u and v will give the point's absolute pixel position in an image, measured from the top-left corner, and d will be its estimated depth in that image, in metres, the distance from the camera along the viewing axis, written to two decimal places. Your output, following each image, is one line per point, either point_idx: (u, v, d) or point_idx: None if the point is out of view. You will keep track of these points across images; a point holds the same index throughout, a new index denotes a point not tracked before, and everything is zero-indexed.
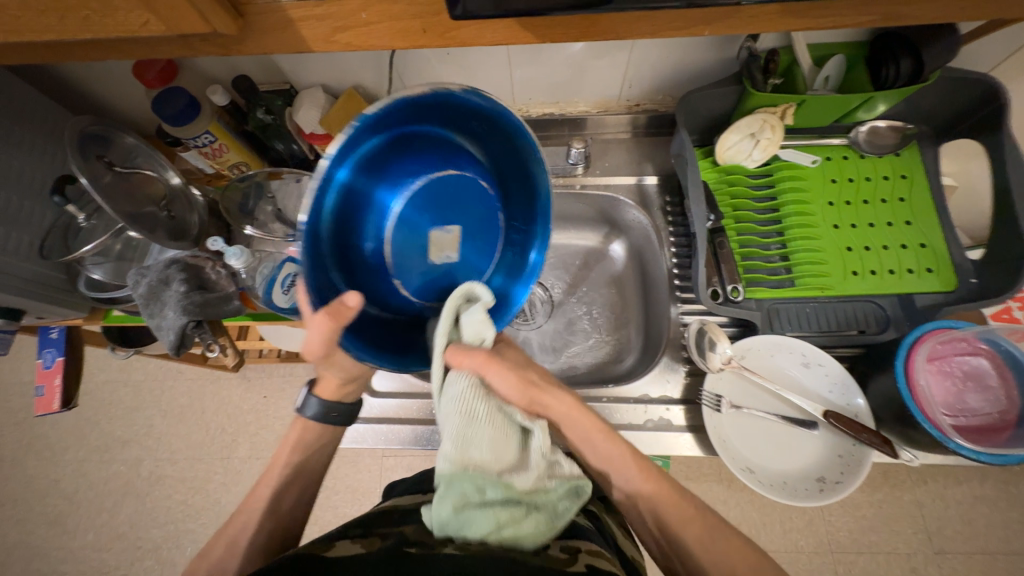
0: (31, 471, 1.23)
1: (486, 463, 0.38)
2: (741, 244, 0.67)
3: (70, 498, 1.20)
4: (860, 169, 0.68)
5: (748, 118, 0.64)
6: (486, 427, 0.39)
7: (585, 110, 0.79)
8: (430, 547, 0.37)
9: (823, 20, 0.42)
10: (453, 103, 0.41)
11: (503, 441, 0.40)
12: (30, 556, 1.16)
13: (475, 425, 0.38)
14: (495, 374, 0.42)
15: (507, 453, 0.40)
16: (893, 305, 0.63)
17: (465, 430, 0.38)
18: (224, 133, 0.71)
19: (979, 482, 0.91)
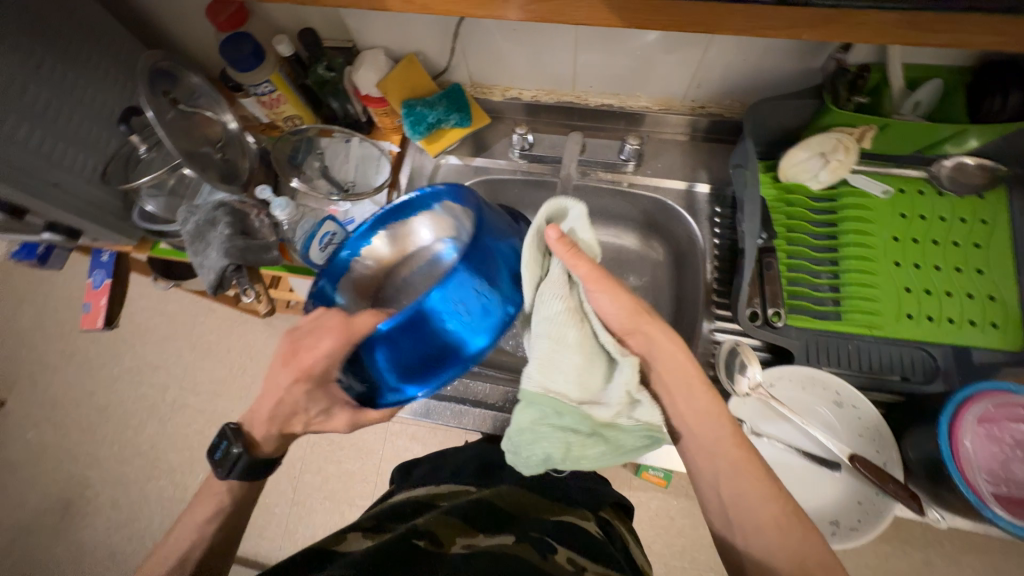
0: (71, 379, 1.32)
1: (558, 390, 0.44)
2: (789, 268, 0.64)
3: (100, 410, 1.29)
4: (935, 207, 0.63)
5: (820, 136, 0.60)
6: (570, 353, 0.44)
7: (645, 106, 0.76)
8: (437, 546, 0.39)
9: (942, 35, 0.37)
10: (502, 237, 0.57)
11: (585, 374, 0.44)
12: (60, 457, 1.26)
13: (561, 353, 0.44)
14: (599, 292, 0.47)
15: (583, 385, 0.45)
16: (945, 356, 0.59)
17: (568, 358, 0.44)
18: (284, 84, 0.72)
19: (1000, 555, 0.86)
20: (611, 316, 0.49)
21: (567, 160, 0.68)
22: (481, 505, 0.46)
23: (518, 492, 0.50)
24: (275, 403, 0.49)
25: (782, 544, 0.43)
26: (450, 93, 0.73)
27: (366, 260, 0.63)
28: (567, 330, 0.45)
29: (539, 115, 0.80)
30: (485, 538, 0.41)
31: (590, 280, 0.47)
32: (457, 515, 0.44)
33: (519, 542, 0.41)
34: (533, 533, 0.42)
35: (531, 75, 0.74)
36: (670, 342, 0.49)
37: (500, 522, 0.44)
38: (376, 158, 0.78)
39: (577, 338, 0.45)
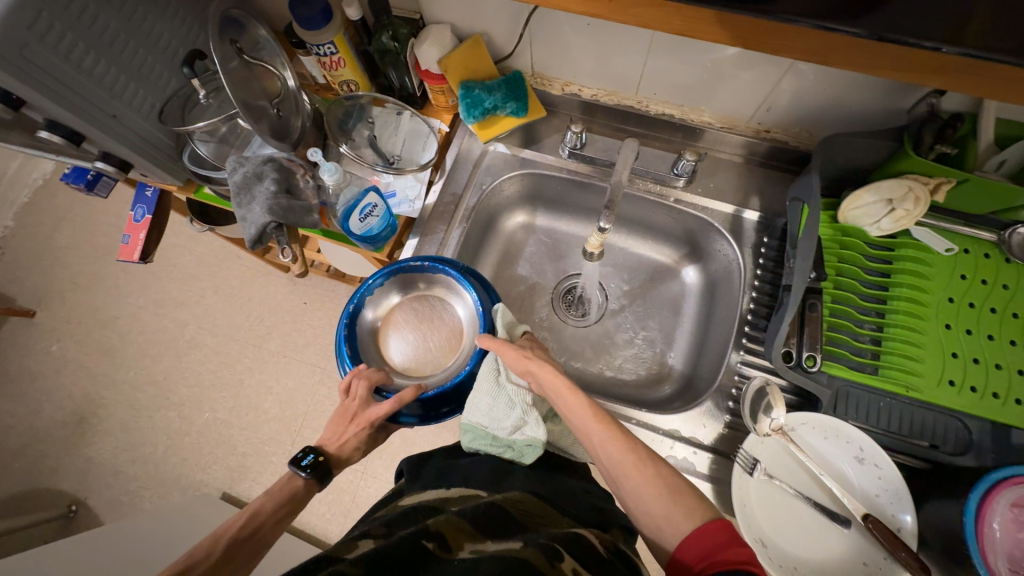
0: (99, 301, 1.37)
1: (479, 420, 0.58)
2: (831, 313, 0.61)
3: (122, 336, 1.33)
4: (1000, 274, 0.60)
5: (892, 182, 0.57)
6: (482, 393, 0.59)
7: (707, 121, 0.73)
8: (445, 550, 0.41)
9: None
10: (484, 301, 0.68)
11: (494, 410, 0.58)
12: (80, 374, 1.31)
13: (479, 395, 0.59)
14: (500, 351, 0.59)
15: (495, 416, 0.58)
16: (982, 431, 0.56)
17: (480, 397, 0.59)
18: (346, 48, 0.71)
19: None
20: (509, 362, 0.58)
21: (620, 168, 0.65)
22: (490, 510, 0.47)
23: (522, 493, 0.51)
24: (344, 440, 0.61)
25: (669, 527, 0.44)
26: (511, 80, 0.72)
27: (368, 312, 0.68)
28: (482, 381, 0.60)
29: (595, 114, 0.78)
30: (493, 544, 0.42)
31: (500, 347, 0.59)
32: (468, 519, 0.45)
33: (527, 547, 0.41)
34: (541, 539, 0.42)
35: (595, 73, 0.72)
36: (557, 379, 0.55)
37: (509, 528, 0.44)
38: (424, 135, 0.78)
39: (489, 386, 0.59)
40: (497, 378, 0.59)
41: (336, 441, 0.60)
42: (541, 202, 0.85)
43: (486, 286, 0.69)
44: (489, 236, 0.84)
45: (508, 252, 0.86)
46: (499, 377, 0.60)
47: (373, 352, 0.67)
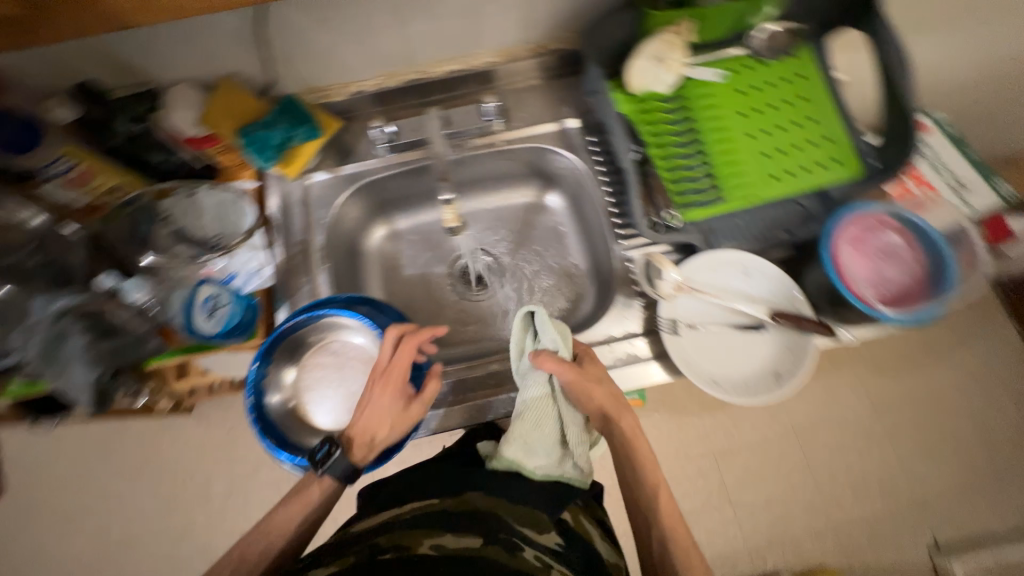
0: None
1: (526, 447, 0.60)
2: (670, 170, 0.68)
3: None
4: (764, 77, 0.71)
5: (652, 42, 0.64)
6: (537, 422, 0.60)
7: (490, 60, 0.74)
8: (404, 553, 0.48)
9: None
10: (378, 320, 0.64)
11: (543, 436, 0.60)
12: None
13: (533, 427, 0.60)
14: (564, 377, 0.59)
15: (544, 444, 0.60)
16: (811, 200, 0.68)
17: (536, 423, 0.60)
18: (87, 155, 0.61)
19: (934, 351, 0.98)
20: (573, 386, 0.60)
21: (435, 137, 0.64)
22: (442, 513, 0.54)
23: (468, 492, 0.57)
24: (365, 428, 0.57)
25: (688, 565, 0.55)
26: (286, 107, 0.67)
27: (273, 396, 0.61)
28: (536, 410, 0.61)
29: (390, 102, 0.76)
30: (453, 538, 0.50)
31: (565, 372, 0.59)
32: (425, 523, 0.52)
33: (487, 543, 0.50)
34: (500, 534, 0.51)
35: (364, 62, 0.69)
36: (617, 412, 0.60)
37: (465, 521, 0.52)
38: (232, 202, 0.70)
39: (544, 417, 0.61)
40: (552, 401, 0.61)
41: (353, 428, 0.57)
42: (389, 207, 0.82)
43: (370, 297, 0.64)
44: (358, 262, 0.80)
45: (387, 268, 0.83)
46: (551, 397, 0.61)
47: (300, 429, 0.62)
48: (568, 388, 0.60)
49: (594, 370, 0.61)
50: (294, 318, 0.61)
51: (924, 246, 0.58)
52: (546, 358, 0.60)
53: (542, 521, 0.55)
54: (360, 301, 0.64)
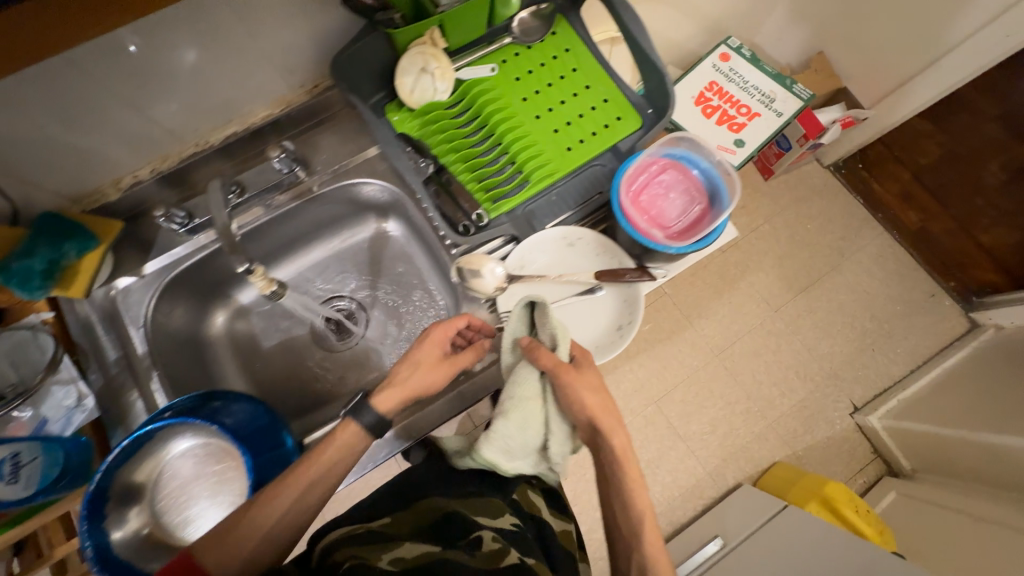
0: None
1: (513, 445, 0.60)
2: (471, 171, 0.69)
3: None
4: (533, 59, 0.74)
5: (408, 57, 0.65)
6: (529, 424, 0.60)
7: (268, 113, 0.72)
8: (365, 562, 0.46)
9: None
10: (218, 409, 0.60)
11: (531, 435, 0.60)
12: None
13: (518, 428, 0.59)
14: (562, 374, 0.58)
15: (532, 442, 0.61)
16: (609, 160, 0.72)
17: (530, 421, 0.60)
18: None
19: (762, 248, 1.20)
20: (570, 385, 0.58)
21: (215, 209, 0.60)
22: (398, 527, 0.53)
23: (429, 500, 0.59)
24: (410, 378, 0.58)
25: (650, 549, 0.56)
26: (41, 227, 0.60)
27: (117, 532, 0.55)
28: (529, 413, 0.59)
29: (179, 183, 0.72)
30: (409, 548, 0.49)
31: (559, 370, 0.58)
32: (381, 541, 0.50)
33: (447, 548, 0.50)
34: (459, 541, 0.52)
35: (121, 151, 0.65)
36: (604, 406, 0.58)
37: (419, 533, 0.53)
38: (30, 340, 0.61)
39: (533, 419, 0.60)
40: (544, 403, 0.60)
41: (401, 380, 0.58)
42: (221, 289, 0.77)
43: (211, 392, 0.60)
44: (205, 355, 0.75)
45: (244, 348, 0.78)
46: (542, 398, 0.60)
47: (157, 555, 0.56)
48: (558, 387, 0.58)
49: (587, 378, 0.59)
50: (120, 446, 0.55)
51: (699, 175, 0.65)
52: (540, 352, 0.59)
53: (497, 508, 0.59)
54: (200, 400, 0.60)
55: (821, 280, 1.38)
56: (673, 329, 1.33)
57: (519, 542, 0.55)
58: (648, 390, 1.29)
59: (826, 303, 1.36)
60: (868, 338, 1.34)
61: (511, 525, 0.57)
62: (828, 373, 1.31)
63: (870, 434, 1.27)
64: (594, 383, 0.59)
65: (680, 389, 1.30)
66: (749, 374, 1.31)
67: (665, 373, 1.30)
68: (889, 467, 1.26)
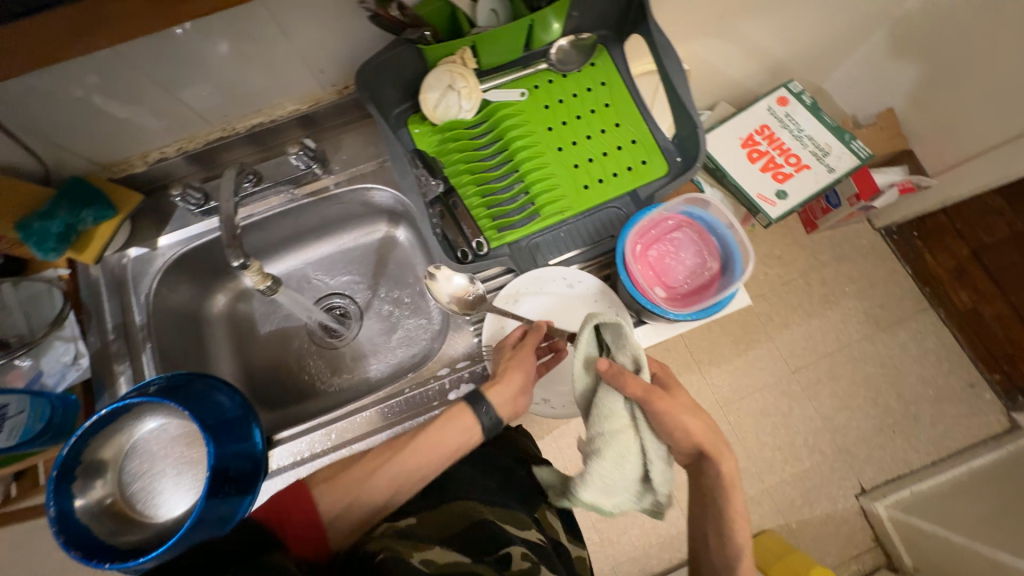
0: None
1: (609, 490, 0.49)
2: (481, 196, 0.68)
3: None
4: (565, 89, 0.71)
5: (435, 74, 0.64)
6: (622, 463, 0.49)
7: (297, 108, 0.73)
8: (397, 557, 0.40)
9: None
10: (194, 387, 0.62)
11: (626, 478, 0.50)
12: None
13: (616, 469, 0.49)
14: (656, 397, 0.50)
15: (627, 489, 0.50)
16: (627, 204, 0.70)
17: (625, 456, 0.50)
18: None
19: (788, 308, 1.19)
20: (665, 408, 0.50)
21: (224, 199, 0.61)
22: (430, 529, 0.47)
23: (465, 500, 0.53)
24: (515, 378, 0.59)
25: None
26: (67, 191, 0.63)
27: (81, 498, 0.56)
28: (623, 448, 0.50)
29: (204, 163, 0.74)
30: (442, 552, 0.42)
31: (648, 393, 0.51)
32: (414, 538, 0.44)
33: (478, 563, 0.44)
34: (488, 555, 0.46)
35: (153, 128, 0.67)
36: (705, 425, 0.52)
37: (449, 539, 0.46)
38: (46, 292, 0.66)
39: (630, 455, 0.50)
40: (638, 430, 0.51)
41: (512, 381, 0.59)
42: (227, 270, 0.79)
43: (196, 374, 0.62)
44: (202, 332, 0.77)
45: (241, 330, 0.80)
46: (635, 425, 0.51)
47: (114, 527, 0.57)
48: (659, 412, 0.51)
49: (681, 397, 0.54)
50: (96, 414, 0.57)
51: (714, 237, 0.61)
52: (629, 375, 0.51)
53: (524, 521, 0.53)
54: (186, 379, 0.62)
55: (849, 348, 1.29)
56: (680, 372, 1.28)
57: (546, 562, 0.49)
58: None
59: (850, 374, 1.27)
60: (891, 418, 1.24)
61: (536, 540, 0.52)
62: (839, 448, 1.23)
63: (874, 521, 1.17)
64: (688, 401, 0.53)
65: None
66: (753, 433, 1.24)
67: None
68: (890, 560, 1.17)
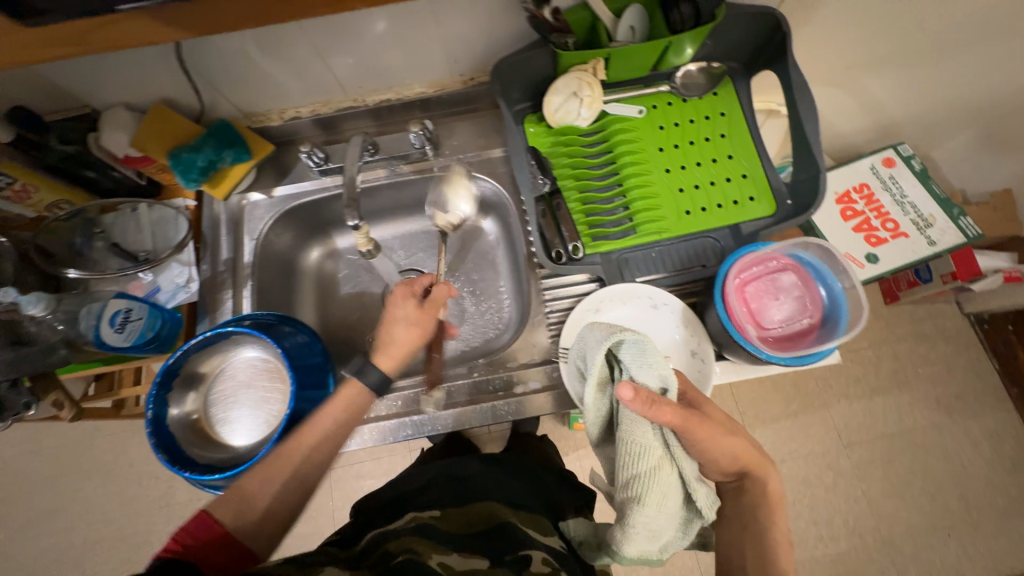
0: (11, 515, 1.31)
1: (651, 540, 0.45)
2: (583, 203, 0.69)
3: (29, 566, 1.27)
4: (684, 113, 0.71)
5: (565, 79, 0.66)
6: (656, 501, 0.44)
7: (423, 90, 0.77)
8: (416, 559, 0.43)
9: None
10: (282, 329, 0.65)
11: (668, 516, 0.45)
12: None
13: (659, 514, 0.44)
14: (692, 422, 0.46)
15: (668, 528, 0.46)
16: (726, 237, 0.68)
17: (663, 491, 0.45)
18: (27, 172, 0.65)
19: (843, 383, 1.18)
20: (705, 434, 0.46)
21: (349, 164, 0.65)
22: (455, 532, 0.51)
23: (493, 504, 0.57)
24: (402, 332, 0.61)
25: None
26: (216, 131, 0.70)
27: (175, 408, 0.62)
28: (662, 487, 0.45)
29: (329, 127, 0.79)
30: (459, 559, 0.45)
31: (687, 422, 0.45)
32: (436, 539, 0.47)
33: (494, 564, 0.46)
34: (508, 555, 0.47)
35: (298, 89, 0.72)
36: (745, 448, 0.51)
37: (469, 539, 0.50)
38: (172, 217, 0.73)
39: (670, 490, 0.45)
40: (673, 461, 0.46)
41: (394, 338, 0.60)
42: (324, 229, 0.85)
43: (284, 316, 0.65)
44: (293, 281, 0.82)
45: (324, 286, 0.85)
46: (669, 455, 0.46)
47: (196, 443, 0.62)
48: (699, 437, 0.47)
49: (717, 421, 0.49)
50: (201, 335, 0.61)
51: (821, 285, 0.60)
52: (660, 403, 0.43)
53: (546, 529, 0.56)
54: (275, 321, 0.65)
55: (912, 435, 1.20)
56: None
57: (566, 565, 0.51)
58: None
59: (910, 463, 1.18)
60: (949, 521, 1.14)
61: (558, 547, 0.53)
62: (883, 539, 1.14)
63: None
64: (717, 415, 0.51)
65: None
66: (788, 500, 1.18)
67: None
68: None
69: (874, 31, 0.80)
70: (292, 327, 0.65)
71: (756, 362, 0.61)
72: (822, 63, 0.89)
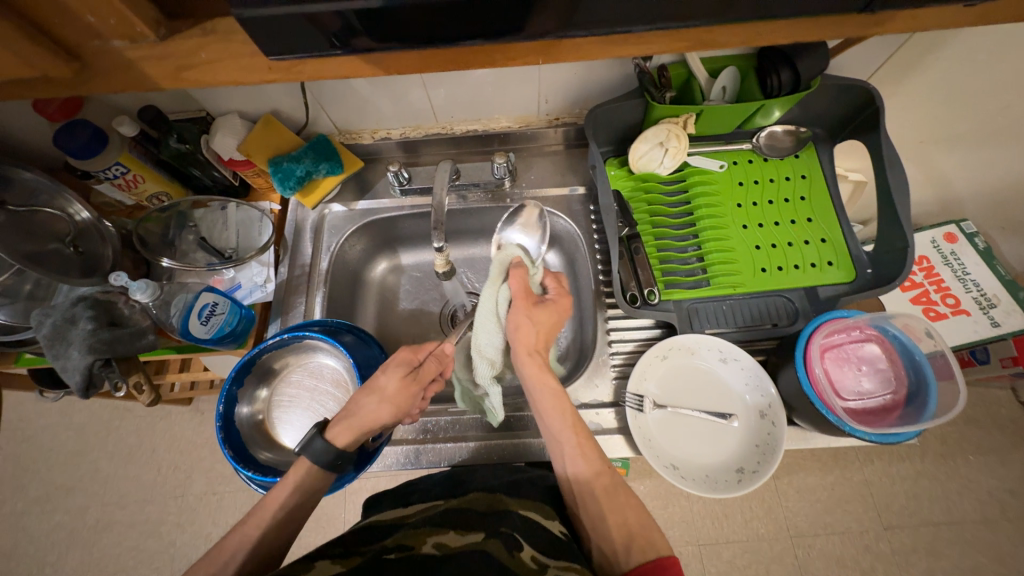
0: (26, 487, 1.31)
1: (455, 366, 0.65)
2: (658, 249, 0.70)
3: (31, 543, 1.26)
4: (764, 172, 0.73)
5: (654, 128, 0.67)
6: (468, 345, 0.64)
7: (508, 125, 0.80)
8: (409, 553, 0.43)
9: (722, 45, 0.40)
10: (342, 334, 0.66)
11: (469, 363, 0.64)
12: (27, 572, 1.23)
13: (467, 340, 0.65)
14: (516, 303, 0.61)
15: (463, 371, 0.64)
16: (800, 298, 0.67)
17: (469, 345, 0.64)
18: (140, 164, 0.69)
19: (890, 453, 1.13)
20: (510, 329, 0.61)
21: (439, 188, 0.68)
22: (447, 509, 0.51)
23: (492, 494, 0.54)
24: (371, 407, 0.54)
25: (643, 531, 0.51)
26: (316, 144, 0.74)
27: (242, 407, 0.63)
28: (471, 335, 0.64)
29: (414, 150, 0.83)
30: (455, 537, 0.45)
31: (518, 294, 0.61)
32: (430, 523, 0.48)
33: (488, 537, 0.45)
34: (502, 529, 0.47)
35: (395, 115, 0.77)
36: (538, 374, 0.60)
37: (467, 521, 0.48)
38: (257, 219, 0.76)
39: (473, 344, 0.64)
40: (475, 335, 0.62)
41: (357, 410, 0.53)
42: (392, 244, 0.87)
43: (353, 325, 0.67)
44: (358, 292, 0.84)
45: (384, 299, 0.87)
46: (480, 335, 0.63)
47: (261, 443, 0.63)
48: (510, 319, 0.61)
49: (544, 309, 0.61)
50: (279, 336, 0.63)
51: (908, 363, 0.59)
52: (516, 273, 0.62)
53: (547, 514, 0.53)
54: (343, 328, 0.66)
55: (961, 526, 1.12)
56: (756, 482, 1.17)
57: (568, 551, 0.47)
58: (699, 530, 1.16)
59: (957, 558, 1.09)
60: None
61: (558, 532, 0.50)
62: None
63: None
64: (524, 320, 0.60)
65: (733, 549, 1.14)
66: None
67: (725, 524, 1.15)
68: None
69: (962, 113, 0.81)
70: (360, 332, 0.67)
71: (836, 435, 0.59)
72: (897, 136, 0.90)
